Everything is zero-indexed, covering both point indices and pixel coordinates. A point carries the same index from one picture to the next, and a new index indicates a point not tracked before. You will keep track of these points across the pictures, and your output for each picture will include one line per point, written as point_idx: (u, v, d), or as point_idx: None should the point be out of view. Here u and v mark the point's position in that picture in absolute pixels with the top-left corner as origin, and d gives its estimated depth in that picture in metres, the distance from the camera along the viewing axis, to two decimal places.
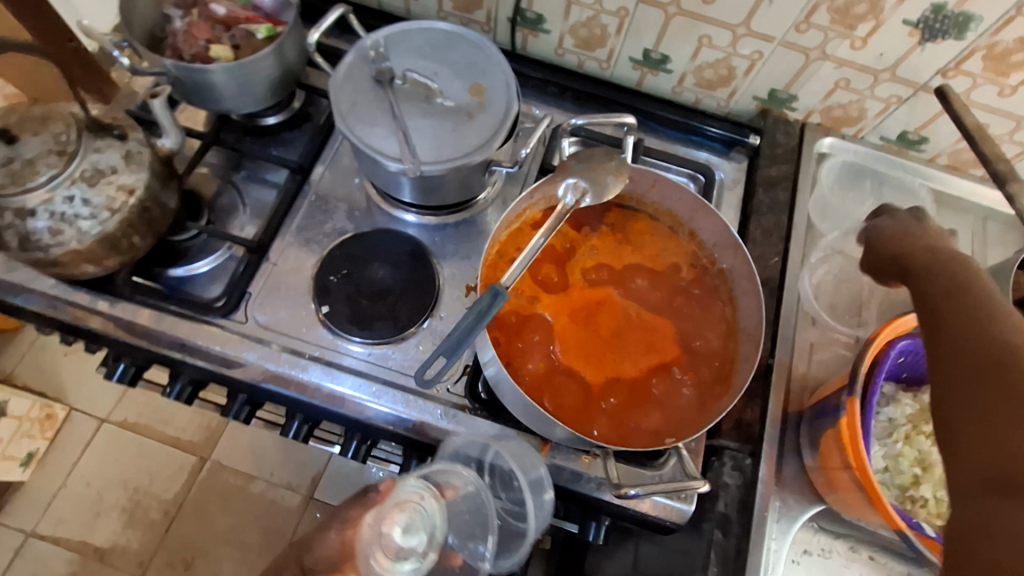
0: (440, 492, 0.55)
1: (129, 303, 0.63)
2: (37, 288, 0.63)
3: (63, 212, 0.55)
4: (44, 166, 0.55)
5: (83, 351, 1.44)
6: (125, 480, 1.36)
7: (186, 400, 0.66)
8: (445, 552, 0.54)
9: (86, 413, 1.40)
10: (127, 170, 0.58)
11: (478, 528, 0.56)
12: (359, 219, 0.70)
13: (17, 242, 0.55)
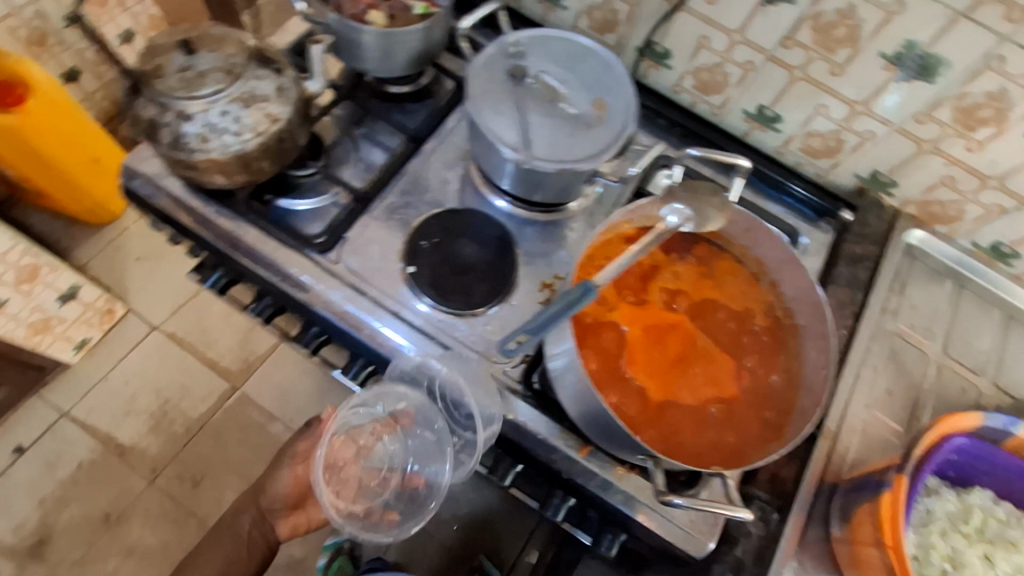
0: (394, 422, 0.71)
1: (239, 219, 0.68)
2: (166, 186, 0.69)
3: (215, 124, 0.61)
4: (211, 80, 0.61)
5: (153, 261, 1.54)
6: (159, 388, 1.44)
7: (265, 319, 0.73)
8: (408, 477, 0.72)
9: (140, 317, 1.49)
10: (276, 101, 0.63)
11: (438, 452, 0.70)
12: (458, 196, 0.74)
13: (169, 139, 0.61)
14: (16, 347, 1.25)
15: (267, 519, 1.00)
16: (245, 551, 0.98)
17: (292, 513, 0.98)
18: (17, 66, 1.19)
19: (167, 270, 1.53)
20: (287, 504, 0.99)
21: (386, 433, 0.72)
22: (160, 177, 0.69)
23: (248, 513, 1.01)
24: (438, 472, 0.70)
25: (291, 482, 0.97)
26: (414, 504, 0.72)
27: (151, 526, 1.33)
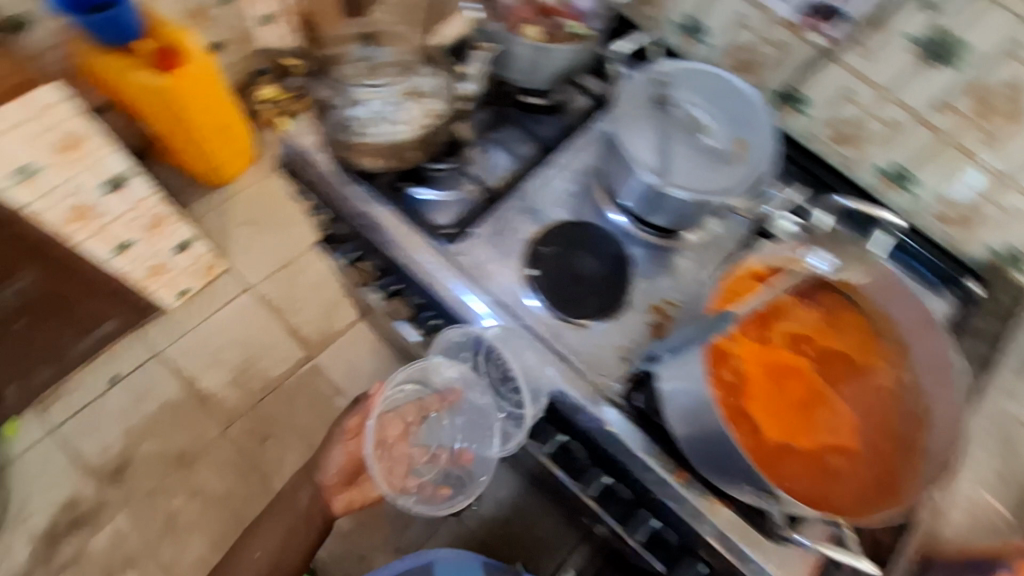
0: (444, 398, 0.79)
1: (376, 198, 0.71)
2: (313, 158, 0.72)
3: (379, 111, 0.68)
4: (383, 74, 0.70)
5: (258, 227, 1.65)
6: (244, 345, 1.53)
7: (388, 293, 0.78)
8: (458, 453, 0.80)
9: (239, 277, 1.59)
10: (434, 99, 0.71)
11: (487, 428, 0.76)
12: (579, 206, 0.74)
13: (338, 121, 0.69)
14: (132, 286, 1.36)
15: (322, 495, 0.93)
16: (303, 527, 0.92)
17: (347, 490, 0.94)
18: (176, 36, 1.29)
19: (270, 238, 1.64)
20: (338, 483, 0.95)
21: (436, 409, 0.79)
22: (313, 146, 0.72)
23: (305, 487, 0.95)
24: (486, 447, 0.77)
25: (342, 459, 0.94)
26: (461, 478, 0.81)
27: (218, 473, 1.41)
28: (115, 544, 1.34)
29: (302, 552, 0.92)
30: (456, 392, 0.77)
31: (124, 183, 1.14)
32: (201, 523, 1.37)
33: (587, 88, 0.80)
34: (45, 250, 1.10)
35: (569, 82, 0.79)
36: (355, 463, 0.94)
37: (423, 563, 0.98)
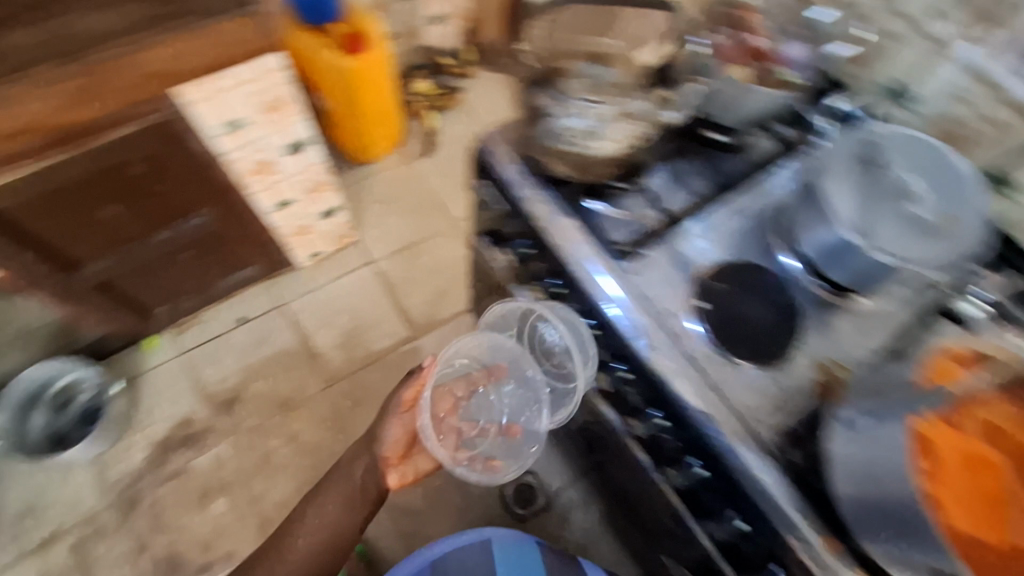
0: (489, 375, 0.97)
1: (558, 206, 0.74)
2: (505, 160, 0.78)
3: (593, 122, 0.75)
4: (606, 90, 0.76)
5: (389, 209, 1.77)
6: (357, 314, 1.64)
7: (545, 298, 0.82)
8: (507, 429, 0.98)
9: (364, 251, 1.71)
10: (642, 122, 0.77)
11: (533, 402, 0.93)
12: (753, 248, 0.73)
13: (555, 123, 0.76)
14: (278, 240, 1.49)
15: (378, 469, 0.97)
16: (359, 498, 0.95)
17: (399, 465, 0.99)
18: (362, 22, 1.41)
19: (398, 221, 1.75)
20: (393, 457, 0.99)
21: (484, 385, 0.98)
22: (510, 149, 0.78)
23: (363, 459, 0.98)
24: (534, 420, 0.93)
25: (398, 432, 0.99)
26: (505, 449, 0.97)
27: (314, 426, 1.51)
28: (216, 468, 1.46)
29: (357, 522, 0.95)
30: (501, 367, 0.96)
31: (301, 149, 1.24)
32: (290, 468, 1.47)
33: (777, 132, 0.79)
34: (226, 195, 1.22)
35: (761, 125, 0.80)
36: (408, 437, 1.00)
37: (479, 539, 1.00)
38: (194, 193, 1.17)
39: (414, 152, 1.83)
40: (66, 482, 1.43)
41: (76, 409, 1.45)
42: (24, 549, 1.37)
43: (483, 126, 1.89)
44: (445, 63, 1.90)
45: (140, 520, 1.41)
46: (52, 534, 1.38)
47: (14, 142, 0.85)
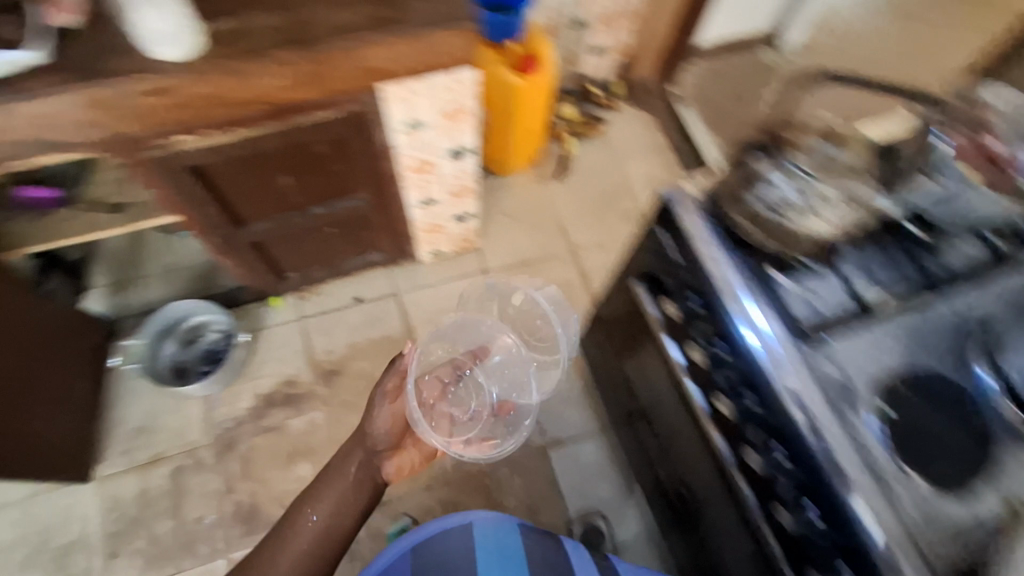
0: (473, 358, 1.22)
1: (744, 272, 0.73)
2: (694, 214, 0.76)
3: (813, 201, 0.70)
4: (835, 171, 0.72)
5: (510, 223, 1.80)
6: None
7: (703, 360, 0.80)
8: (500, 407, 1.21)
9: (480, 258, 1.75)
10: (862, 209, 0.72)
11: (521, 383, 1.24)
12: (944, 360, 0.69)
13: (768, 197, 0.72)
14: (411, 233, 1.55)
15: (377, 459, 1.01)
16: (355, 490, 0.97)
17: (396, 452, 1.03)
18: (536, 46, 1.45)
19: (517, 236, 1.78)
20: (387, 445, 1.03)
21: (468, 367, 1.21)
22: (700, 204, 0.78)
23: (356, 454, 1.00)
24: (521, 396, 1.23)
25: (391, 419, 1.05)
26: (501, 425, 1.19)
27: None
28: (308, 432, 1.50)
29: (355, 515, 0.96)
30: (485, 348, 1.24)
31: (463, 155, 1.28)
32: None
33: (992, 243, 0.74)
34: (385, 183, 1.28)
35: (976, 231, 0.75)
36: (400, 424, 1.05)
37: (462, 522, 0.89)
38: (360, 176, 1.24)
39: (547, 173, 1.87)
40: (177, 410, 1.50)
41: (203, 347, 1.55)
42: (131, 462, 1.44)
43: (617, 160, 1.90)
44: (594, 93, 1.93)
45: (233, 463, 1.46)
46: (155, 456, 1.44)
47: (242, 110, 0.93)
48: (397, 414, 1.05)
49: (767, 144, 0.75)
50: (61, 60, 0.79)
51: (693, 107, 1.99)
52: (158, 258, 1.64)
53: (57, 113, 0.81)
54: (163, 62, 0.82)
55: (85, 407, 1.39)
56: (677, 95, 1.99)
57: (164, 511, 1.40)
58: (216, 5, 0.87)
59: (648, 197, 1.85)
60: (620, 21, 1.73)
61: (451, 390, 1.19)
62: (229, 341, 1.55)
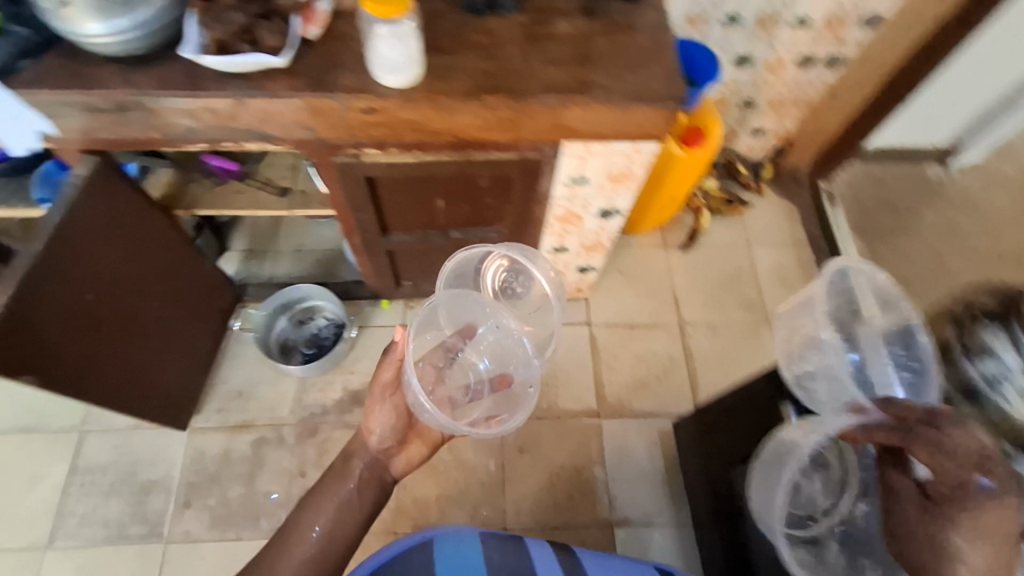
0: (463, 336, 1.18)
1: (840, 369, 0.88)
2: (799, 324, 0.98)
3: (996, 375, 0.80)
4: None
5: (625, 279, 1.73)
6: (557, 365, 1.61)
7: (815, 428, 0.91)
8: (498, 381, 1.14)
9: (585, 308, 1.69)
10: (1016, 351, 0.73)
11: (514, 352, 1.17)
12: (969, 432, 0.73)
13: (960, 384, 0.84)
14: None
15: (384, 458, 1.01)
16: (360, 495, 0.95)
17: (401, 449, 1.03)
18: (706, 116, 1.43)
19: (629, 295, 1.71)
20: (394, 443, 1.02)
21: (460, 347, 1.18)
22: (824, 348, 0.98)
23: (358, 455, 0.99)
24: (517, 366, 1.15)
25: (392, 414, 1.02)
26: (506, 398, 1.12)
27: (480, 450, 1.51)
28: None
29: (360, 521, 0.94)
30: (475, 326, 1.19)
31: (610, 216, 1.26)
32: (442, 475, 1.48)
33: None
34: (528, 224, 1.28)
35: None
36: (406, 418, 1.04)
37: (422, 539, 0.89)
38: (506, 211, 1.26)
39: (672, 241, 1.80)
40: (275, 384, 1.54)
41: (312, 330, 1.60)
42: (222, 422, 1.48)
43: (748, 244, 1.81)
44: (740, 171, 1.84)
45: (310, 449, 1.47)
46: (244, 422, 1.48)
47: (432, 138, 0.96)
48: (398, 406, 1.03)
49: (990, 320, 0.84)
50: (296, 71, 0.87)
51: (841, 207, 1.88)
52: (293, 238, 1.74)
53: (282, 109, 0.88)
54: (383, 87, 0.87)
55: (202, 359, 1.46)
56: (827, 191, 1.88)
57: (239, 477, 1.43)
58: (438, 41, 0.92)
59: (774, 288, 1.74)
60: (789, 108, 1.68)
61: (448, 374, 1.16)
62: (337, 330, 1.60)
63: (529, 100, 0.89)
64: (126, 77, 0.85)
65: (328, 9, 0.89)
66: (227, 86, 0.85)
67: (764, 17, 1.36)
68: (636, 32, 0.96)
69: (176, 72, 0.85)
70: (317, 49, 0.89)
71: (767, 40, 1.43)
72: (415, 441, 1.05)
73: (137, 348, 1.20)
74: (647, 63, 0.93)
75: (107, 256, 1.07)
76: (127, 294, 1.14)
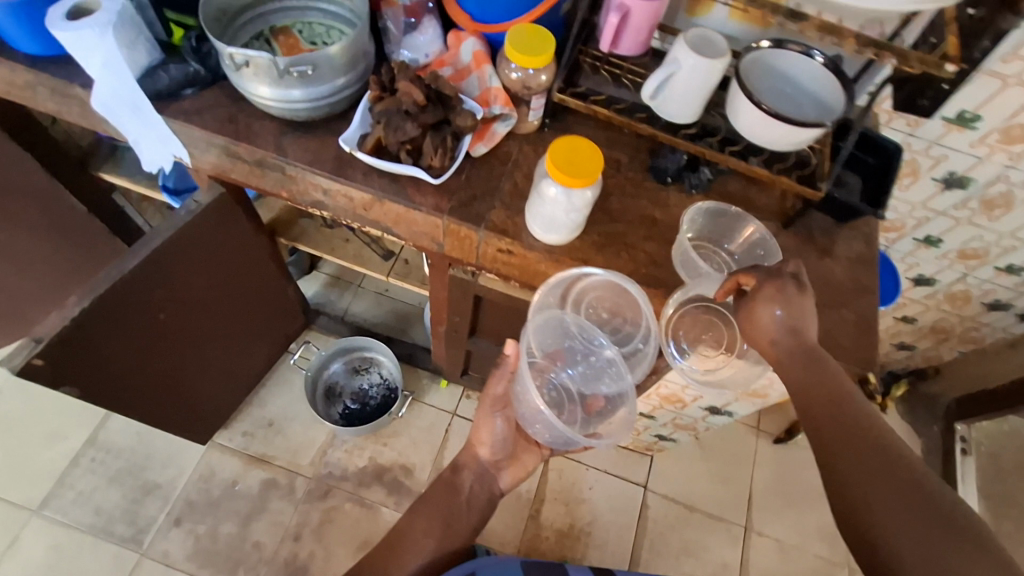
0: (550, 363, 0.85)
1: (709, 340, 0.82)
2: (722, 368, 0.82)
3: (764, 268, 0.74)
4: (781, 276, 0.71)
5: (704, 451, 1.53)
6: (597, 519, 1.43)
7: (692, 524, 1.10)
8: (588, 400, 0.86)
9: (649, 468, 1.50)
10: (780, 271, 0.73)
11: (606, 373, 0.83)
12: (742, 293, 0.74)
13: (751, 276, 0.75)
14: None
15: (492, 474, 1.02)
16: (471, 508, 0.99)
17: (511, 463, 1.02)
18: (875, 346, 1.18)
19: (702, 472, 1.50)
20: (506, 456, 1.01)
21: (553, 370, 0.86)
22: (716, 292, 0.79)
23: (468, 470, 1.01)
24: (608, 391, 0.83)
25: (502, 427, 0.98)
26: (609, 421, 0.82)
27: None
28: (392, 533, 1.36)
29: (469, 523, 0.98)
30: (561, 349, 0.85)
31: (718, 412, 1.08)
32: None
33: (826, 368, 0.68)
34: None
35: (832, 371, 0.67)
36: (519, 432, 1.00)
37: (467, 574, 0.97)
38: None
39: (765, 428, 1.56)
40: (307, 426, 1.45)
41: (363, 383, 1.51)
42: (243, 447, 1.41)
43: None
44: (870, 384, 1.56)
45: (315, 512, 1.37)
46: (262, 456, 1.40)
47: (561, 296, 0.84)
48: (511, 419, 0.98)
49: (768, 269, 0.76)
50: (448, 188, 0.78)
51: (974, 460, 1.56)
52: (381, 280, 1.67)
53: (417, 220, 0.79)
54: (531, 236, 0.77)
55: (248, 380, 1.40)
56: (964, 438, 1.57)
57: (236, 514, 1.35)
58: (607, 200, 0.81)
59: None
60: (953, 338, 1.44)
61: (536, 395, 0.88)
62: (387, 392, 1.49)
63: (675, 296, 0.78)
64: (279, 140, 0.80)
65: (504, 132, 0.81)
66: (372, 181, 0.78)
67: (969, 249, 1.17)
68: (833, 263, 0.81)
69: (328, 149, 0.79)
70: (479, 167, 0.81)
71: (960, 271, 1.23)
72: (528, 454, 1.02)
73: (193, 361, 1.17)
74: (836, 306, 0.79)
75: (194, 279, 1.03)
76: (197, 314, 1.10)
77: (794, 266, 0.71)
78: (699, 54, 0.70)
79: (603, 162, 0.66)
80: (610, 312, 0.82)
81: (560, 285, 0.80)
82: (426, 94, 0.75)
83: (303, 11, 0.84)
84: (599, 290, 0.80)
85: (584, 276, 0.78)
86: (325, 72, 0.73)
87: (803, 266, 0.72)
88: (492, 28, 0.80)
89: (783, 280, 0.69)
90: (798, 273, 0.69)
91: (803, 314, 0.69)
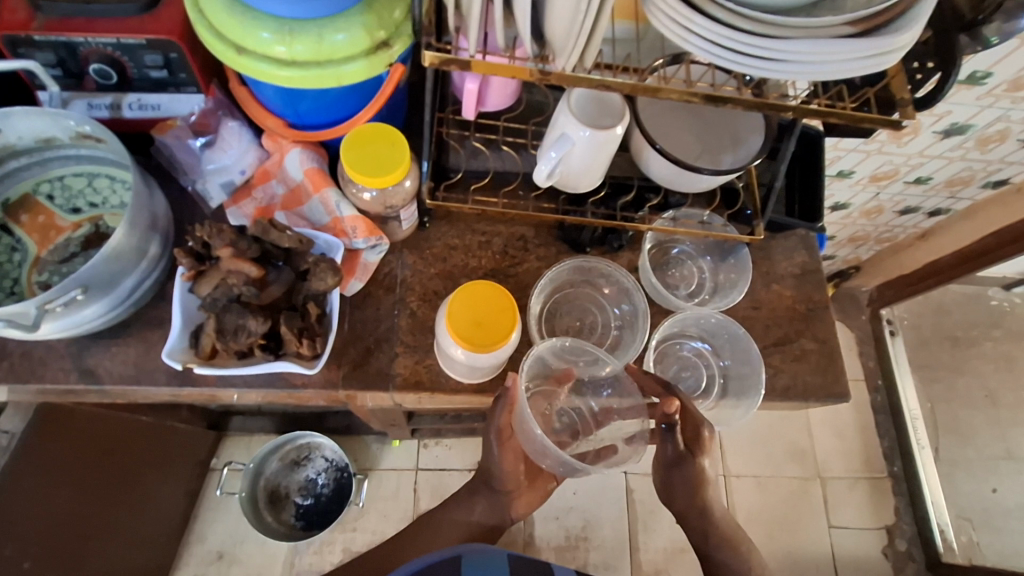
0: (555, 390, 0.64)
1: (701, 380, 0.72)
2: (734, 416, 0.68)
3: (725, 294, 0.72)
4: (760, 301, 0.71)
5: None
6: (589, 521, 1.33)
7: None
8: (598, 414, 0.65)
9: None
10: (756, 302, 0.71)
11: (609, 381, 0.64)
12: (715, 332, 0.71)
13: (715, 303, 0.71)
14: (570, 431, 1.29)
15: (505, 501, 0.76)
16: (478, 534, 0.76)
17: (526, 490, 0.77)
18: None
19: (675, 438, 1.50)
20: (519, 485, 0.74)
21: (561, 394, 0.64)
22: (690, 336, 0.73)
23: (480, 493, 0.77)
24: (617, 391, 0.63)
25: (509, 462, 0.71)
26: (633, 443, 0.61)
27: None
28: None
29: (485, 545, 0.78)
30: (574, 370, 0.64)
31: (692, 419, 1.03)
32: None
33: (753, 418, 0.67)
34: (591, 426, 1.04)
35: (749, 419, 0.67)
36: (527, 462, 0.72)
37: (449, 556, 0.67)
38: None
39: None
40: (261, 543, 1.30)
41: (308, 474, 1.33)
42: None
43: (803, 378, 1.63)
44: None
45: None
46: None
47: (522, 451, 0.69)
48: (516, 448, 0.69)
49: (749, 298, 0.71)
50: (332, 353, 0.62)
51: (902, 339, 1.56)
52: None
53: (307, 399, 0.62)
54: (453, 378, 0.62)
55: (174, 526, 1.22)
56: (890, 321, 1.56)
57: None
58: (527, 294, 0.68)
59: (844, 436, 1.43)
60: (869, 242, 1.46)
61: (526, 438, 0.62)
62: (338, 474, 1.33)
63: (665, 351, 0.72)
64: (81, 358, 0.58)
65: (378, 259, 0.64)
66: (232, 376, 0.60)
67: (880, 173, 1.13)
68: (781, 287, 0.72)
69: (155, 351, 0.59)
70: (361, 309, 0.64)
71: (872, 191, 1.20)
72: (540, 473, 0.77)
73: (99, 562, 0.97)
74: (794, 338, 0.70)
75: (48, 503, 0.81)
76: (77, 528, 0.89)
77: (779, 313, 0.71)
78: (594, 124, 0.55)
79: (516, 309, 0.57)
80: (583, 318, 0.70)
81: (552, 284, 0.69)
82: (260, 257, 0.54)
83: (43, 165, 0.59)
84: (575, 299, 0.71)
85: (562, 286, 0.70)
86: (106, 284, 0.53)
87: (798, 306, 0.71)
88: (320, 135, 0.60)
89: (701, 435, 0.61)
90: (797, 319, 0.71)
91: (812, 366, 0.69)
